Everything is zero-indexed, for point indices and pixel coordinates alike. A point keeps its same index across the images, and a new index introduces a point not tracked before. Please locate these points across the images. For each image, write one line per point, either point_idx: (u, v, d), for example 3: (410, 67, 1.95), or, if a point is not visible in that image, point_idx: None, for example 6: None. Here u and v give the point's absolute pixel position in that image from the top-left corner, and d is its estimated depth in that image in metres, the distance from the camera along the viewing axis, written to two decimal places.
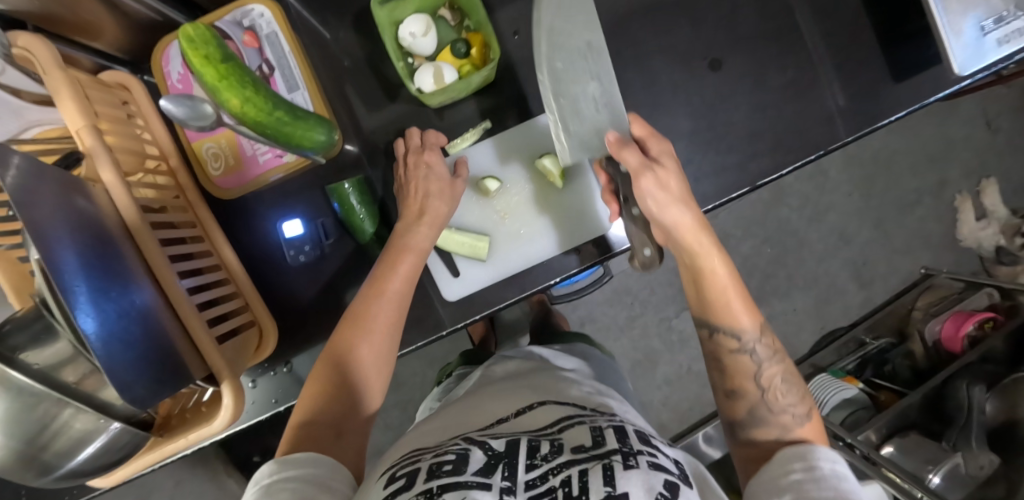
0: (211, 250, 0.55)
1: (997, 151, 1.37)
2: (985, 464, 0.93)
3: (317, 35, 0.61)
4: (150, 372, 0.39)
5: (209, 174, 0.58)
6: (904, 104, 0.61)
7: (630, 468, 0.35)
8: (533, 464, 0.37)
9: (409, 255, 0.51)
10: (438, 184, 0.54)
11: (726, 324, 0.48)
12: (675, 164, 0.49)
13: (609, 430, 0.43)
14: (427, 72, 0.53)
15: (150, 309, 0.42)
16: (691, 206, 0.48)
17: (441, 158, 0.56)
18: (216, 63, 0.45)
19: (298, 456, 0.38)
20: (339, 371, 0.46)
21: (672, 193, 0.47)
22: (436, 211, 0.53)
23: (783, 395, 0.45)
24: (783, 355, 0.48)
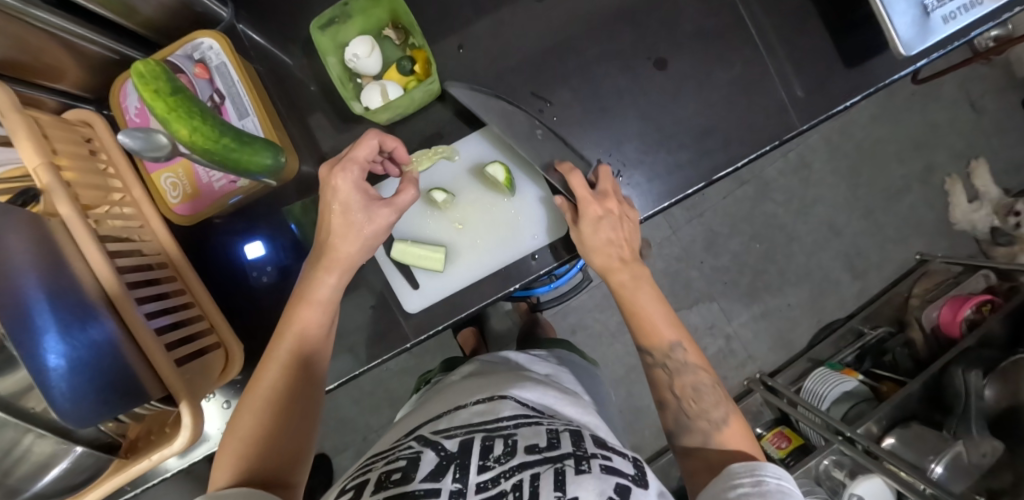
0: (176, 276, 0.57)
1: (985, 131, 1.36)
2: (988, 452, 0.89)
3: (272, 62, 0.63)
4: (102, 391, 0.40)
5: (168, 202, 0.59)
6: (857, 90, 0.61)
7: (582, 473, 0.35)
8: (485, 466, 0.37)
9: (310, 307, 0.50)
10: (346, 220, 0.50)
11: (647, 343, 0.54)
12: (604, 211, 0.54)
13: (566, 433, 0.42)
14: (373, 90, 0.57)
15: (107, 337, 0.43)
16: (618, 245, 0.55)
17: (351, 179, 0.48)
18: (165, 96, 0.46)
19: (230, 492, 0.37)
20: (253, 429, 0.45)
21: (593, 246, 0.55)
22: (344, 256, 0.50)
23: (695, 402, 0.51)
24: (700, 365, 0.52)
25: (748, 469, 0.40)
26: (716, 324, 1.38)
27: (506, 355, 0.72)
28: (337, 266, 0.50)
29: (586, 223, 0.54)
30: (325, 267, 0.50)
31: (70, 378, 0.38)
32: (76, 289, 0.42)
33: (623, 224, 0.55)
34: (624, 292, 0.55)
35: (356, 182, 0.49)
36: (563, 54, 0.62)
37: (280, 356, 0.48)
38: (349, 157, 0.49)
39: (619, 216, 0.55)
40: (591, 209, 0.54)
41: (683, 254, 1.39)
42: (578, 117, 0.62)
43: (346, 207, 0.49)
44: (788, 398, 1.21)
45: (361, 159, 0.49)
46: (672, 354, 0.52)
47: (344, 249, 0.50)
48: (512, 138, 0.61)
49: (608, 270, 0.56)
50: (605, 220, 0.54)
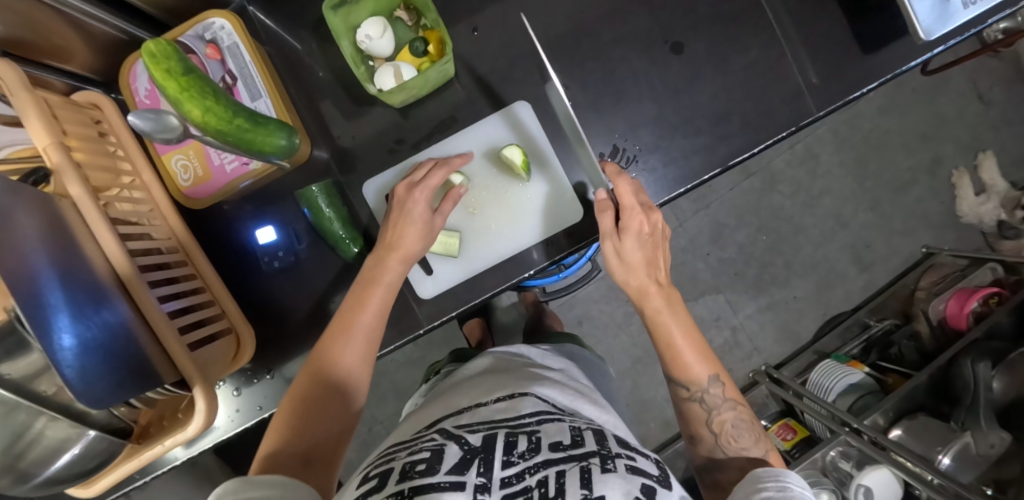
0: (186, 261, 0.56)
1: (992, 124, 1.35)
2: (995, 443, 0.89)
3: (283, 45, 0.62)
4: (112, 374, 0.40)
5: (178, 186, 0.58)
6: (875, 76, 0.60)
7: (608, 472, 0.35)
8: (510, 462, 0.36)
9: (376, 289, 0.52)
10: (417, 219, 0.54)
11: (681, 376, 0.50)
12: (651, 227, 0.52)
13: (589, 433, 0.43)
14: (387, 72, 0.56)
15: (120, 320, 0.42)
16: (655, 267, 0.53)
17: (427, 196, 0.54)
18: (177, 76, 0.46)
19: (263, 480, 0.36)
20: (311, 396, 0.46)
21: (629, 265, 0.52)
22: (408, 250, 0.53)
23: (735, 440, 0.47)
24: (736, 401, 0.48)
25: (773, 477, 0.39)
26: (722, 316, 1.38)
27: (515, 348, 0.73)
28: (401, 257, 0.53)
29: (632, 235, 0.51)
30: (391, 258, 0.52)
31: (80, 358, 0.37)
32: (88, 270, 0.41)
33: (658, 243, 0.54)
34: (660, 319, 0.51)
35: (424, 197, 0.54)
36: (577, 37, 0.62)
37: (341, 334, 0.49)
38: (423, 182, 0.55)
39: (657, 233, 0.53)
40: (637, 222, 0.51)
41: (689, 246, 1.39)
42: (593, 102, 0.61)
43: (412, 216, 0.54)
44: (794, 390, 1.22)
45: (431, 184, 0.55)
46: (709, 389, 0.49)
47: (408, 244, 0.53)
48: (526, 121, 0.60)
49: (642, 293, 0.52)
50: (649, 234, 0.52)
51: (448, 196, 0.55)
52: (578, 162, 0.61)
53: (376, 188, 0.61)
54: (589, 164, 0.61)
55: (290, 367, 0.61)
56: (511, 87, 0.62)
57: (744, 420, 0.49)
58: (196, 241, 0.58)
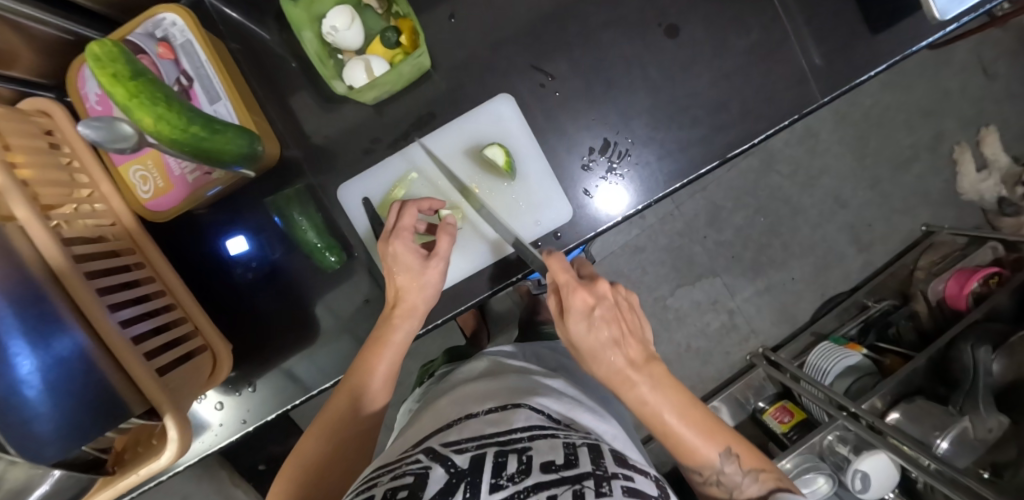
0: (155, 277, 0.53)
1: (996, 97, 1.31)
2: (994, 427, 0.88)
3: (246, 38, 0.58)
4: (62, 411, 0.37)
5: (139, 198, 0.54)
6: (883, 58, 0.56)
7: (602, 496, 0.32)
8: (498, 485, 0.34)
9: (386, 351, 0.48)
10: (411, 266, 0.49)
11: (692, 464, 0.45)
12: (612, 310, 0.43)
13: (584, 448, 0.41)
14: (357, 67, 0.52)
15: (81, 359, 0.40)
16: (626, 346, 0.43)
17: (409, 244, 0.50)
18: (125, 81, 0.41)
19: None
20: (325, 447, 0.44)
21: (590, 351, 0.43)
22: (411, 304, 0.50)
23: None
24: (760, 471, 0.44)
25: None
26: (719, 299, 1.37)
27: (510, 349, 0.71)
28: (405, 313, 0.49)
29: (575, 318, 0.43)
30: (396, 313, 0.50)
31: (51, 398, 0.36)
32: (44, 301, 0.39)
33: (620, 312, 0.45)
34: (651, 413, 0.42)
35: (410, 250, 0.49)
36: (563, 21, 0.57)
37: (345, 391, 0.47)
38: (398, 227, 0.50)
39: (613, 301, 0.44)
40: (579, 301, 0.43)
41: (686, 230, 1.36)
42: (582, 92, 0.57)
43: (402, 268, 0.49)
44: (791, 373, 1.21)
45: (406, 226, 0.50)
46: (724, 471, 0.44)
47: (411, 297, 0.50)
48: (510, 116, 0.56)
49: (620, 384, 0.43)
50: (598, 311, 0.43)
51: (443, 230, 0.50)
52: (566, 156, 0.57)
53: (353, 191, 0.57)
54: (578, 159, 0.57)
55: (271, 380, 0.58)
56: (494, 78, 0.57)
57: (769, 484, 0.45)
58: (163, 254, 0.54)
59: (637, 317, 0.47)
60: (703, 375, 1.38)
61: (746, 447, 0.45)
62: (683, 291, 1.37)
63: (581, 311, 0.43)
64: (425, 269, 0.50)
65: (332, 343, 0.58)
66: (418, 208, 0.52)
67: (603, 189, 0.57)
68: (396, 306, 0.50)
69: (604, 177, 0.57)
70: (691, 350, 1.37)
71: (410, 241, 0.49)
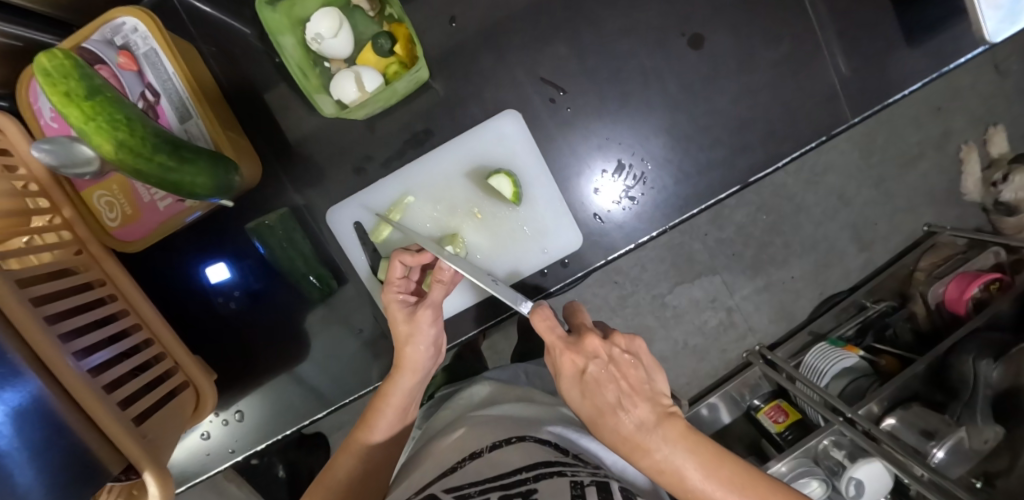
0: (129, 309, 0.49)
1: (1008, 94, 1.27)
2: (988, 439, 0.88)
3: (225, 40, 0.52)
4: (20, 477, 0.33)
5: (105, 226, 0.49)
6: (919, 75, 0.52)
7: None
8: None
9: (389, 409, 0.47)
10: (405, 325, 0.46)
11: None
12: (609, 371, 0.38)
13: (592, 488, 0.39)
14: (345, 78, 0.46)
15: (55, 422, 0.36)
16: (637, 405, 0.37)
17: (399, 296, 0.47)
18: (78, 100, 0.36)
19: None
20: None
21: (590, 414, 0.38)
22: (415, 361, 0.46)
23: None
24: None
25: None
26: (717, 297, 1.35)
27: (511, 372, 0.69)
28: (407, 370, 0.46)
29: (568, 381, 0.39)
30: (397, 369, 0.46)
31: (34, 462, 0.34)
32: (4, 359, 0.34)
33: (623, 369, 0.39)
34: (669, 473, 0.36)
35: (398, 299, 0.47)
36: (576, 27, 0.52)
37: (352, 449, 0.47)
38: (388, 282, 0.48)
39: (608, 358, 0.38)
40: (566, 364, 0.39)
41: (687, 226, 1.33)
42: (594, 107, 0.52)
43: (398, 323, 0.46)
44: (787, 373, 1.21)
45: (394, 281, 0.47)
46: None
47: (412, 352, 0.46)
48: (517, 135, 0.51)
49: (632, 450, 0.37)
50: (590, 372, 0.38)
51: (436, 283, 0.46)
52: (575, 180, 0.53)
53: (345, 215, 0.52)
54: (588, 183, 0.53)
55: (258, 406, 0.55)
56: (499, 89, 0.52)
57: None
58: (137, 283, 0.50)
59: (647, 370, 0.40)
60: (699, 371, 1.38)
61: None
62: (681, 288, 1.35)
63: (575, 374, 0.38)
64: (415, 323, 0.46)
65: (320, 371, 0.54)
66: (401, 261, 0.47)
67: (614, 215, 0.53)
68: (396, 361, 0.46)
69: (617, 202, 0.52)
70: (687, 347, 1.37)
71: (400, 295, 0.47)
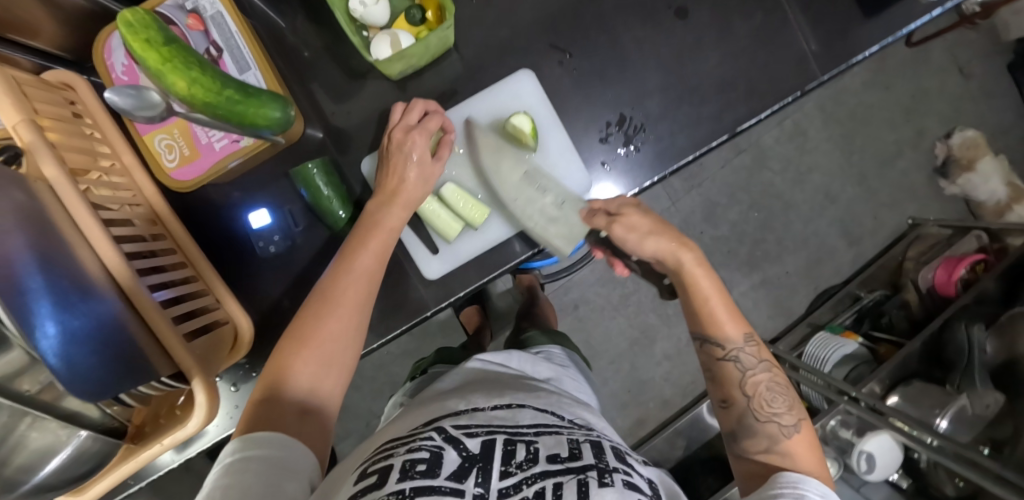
0: (174, 248, 0.53)
1: (972, 95, 1.36)
2: (990, 404, 0.91)
3: (270, 18, 0.59)
4: (97, 351, 0.35)
5: (163, 167, 0.55)
6: (877, 39, 0.59)
7: (605, 486, 0.37)
8: (507, 472, 0.37)
9: (379, 234, 0.50)
10: (418, 166, 0.52)
11: (713, 333, 0.49)
12: (641, 211, 0.52)
13: (587, 444, 0.43)
14: (383, 42, 0.53)
15: (108, 309, 0.38)
16: (669, 232, 0.51)
17: (428, 140, 0.52)
18: (158, 46, 0.43)
19: (261, 434, 0.39)
20: (318, 321, 0.46)
21: (639, 243, 0.50)
22: (410, 194, 0.52)
23: (770, 403, 0.46)
24: (770, 363, 0.48)
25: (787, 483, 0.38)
26: None
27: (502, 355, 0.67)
28: (403, 201, 0.52)
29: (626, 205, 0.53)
30: (393, 201, 0.51)
31: (98, 349, 0.35)
32: (70, 257, 0.37)
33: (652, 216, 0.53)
34: (693, 278, 0.49)
35: (420, 134, 0.52)
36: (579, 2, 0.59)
37: (343, 274, 0.48)
38: (412, 124, 0.53)
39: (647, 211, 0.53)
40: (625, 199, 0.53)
41: (683, 225, 1.38)
42: (597, 70, 0.59)
43: (413, 159, 0.52)
44: (790, 364, 1.23)
45: (426, 126, 0.53)
46: (743, 348, 0.48)
47: (411, 186, 0.52)
48: (532, 91, 0.58)
49: (674, 258, 0.50)
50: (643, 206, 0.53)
51: (443, 143, 0.54)
52: (585, 132, 0.59)
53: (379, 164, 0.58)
54: (596, 134, 0.59)
55: None
56: (514, 56, 0.59)
57: (777, 381, 0.48)
58: (182, 226, 0.55)
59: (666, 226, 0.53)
60: None
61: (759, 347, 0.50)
62: None
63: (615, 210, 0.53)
64: (406, 147, 0.52)
65: None
66: (428, 108, 0.54)
67: (618, 163, 0.59)
68: (392, 194, 0.52)
69: (622, 151, 0.59)
70: None
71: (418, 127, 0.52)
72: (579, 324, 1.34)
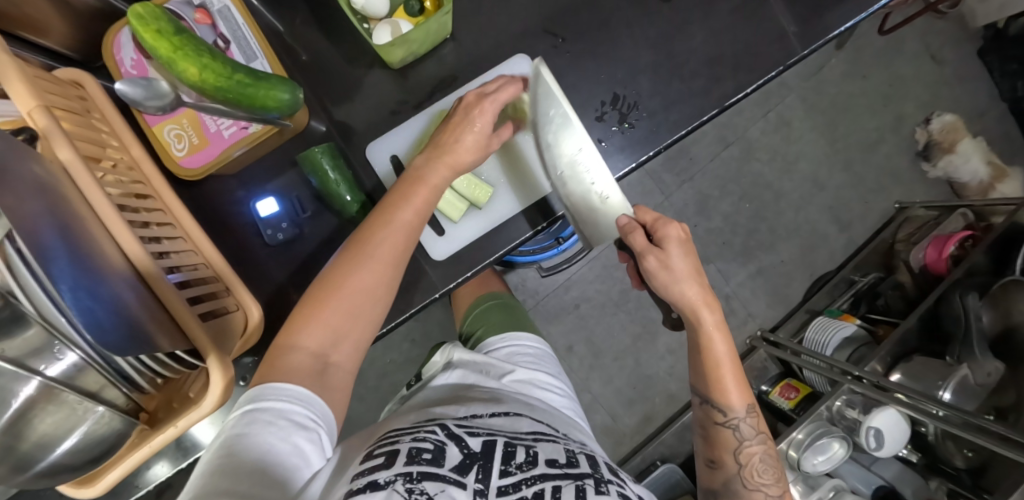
0: (184, 237, 0.53)
1: (947, 81, 1.42)
2: (992, 372, 0.92)
3: (271, 15, 0.61)
4: (117, 315, 0.35)
5: (173, 155, 0.56)
6: (852, 13, 0.62)
7: (601, 494, 0.39)
8: (507, 471, 0.39)
9: (421, 190, 0.50)
10: (473, 133, 0.51)
11: (719, 400, 0.53)
12: (682, 249, 0.50)
13: (582, 454, 0.46)
14: (384, 30, 0.55)
15: (122, 281, 0.39)
16: (700, 280, 0.50)
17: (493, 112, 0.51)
18: (169, 36, 0.44)
19: (283, 385, 0.40)
20: (354, 274, 0.46)
21: (670, 282, 0.49)
22: (459, 158, 0.51)
23: (759, 475, 0.51)
24: (765, 437, 0.52)
25: None
26: (715, 285, 1.40)
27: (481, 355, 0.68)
28: (450, 163, 0.51)
29: (673, 244, 0.50)
30: (442, 162, 0.51)
31: (117, 315, 0.35)
32: (85, 230, 0.38)
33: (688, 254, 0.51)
34: (708, 339, 0.51)
35: (490, 103, 0.51)
36: None
37: (386, 227, 0.48)
38: (490, 94, 0.51)
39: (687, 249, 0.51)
40: (673, 231, 0.50)
41: (677, 219, 1.41)
42: (588, 51, 0.62)
43: (470, 124, 0.51)
44: (792, 350, 1.23)
45: (498, 97, 0.51)
46: (744, 420, 0.52)
47: (460, 153, 0.51)
48: (527, 73, 0.60)
49: (693, 310, 0.50)
50: (683, 241, 0.51)
51: (507, 125, 0.53)
52: (580, 111, 0.61)
53: (383, 149, 0.60)
54: (591, 113, 0.61)
55: None
56: (508, 42, 0.62)
57: (769, 453, 0.53)
58: (190, 216, 0.55)
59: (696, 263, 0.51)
60: None
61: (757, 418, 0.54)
62: None
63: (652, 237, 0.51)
64: (472, 114, 0.51)
65: None
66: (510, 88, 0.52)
67: (614, 139, 0.61)
68: (440, 152, 0.51)
69: (617, 128, 0.61)
70: None
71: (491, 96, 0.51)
72: (581, 322, 1.33)
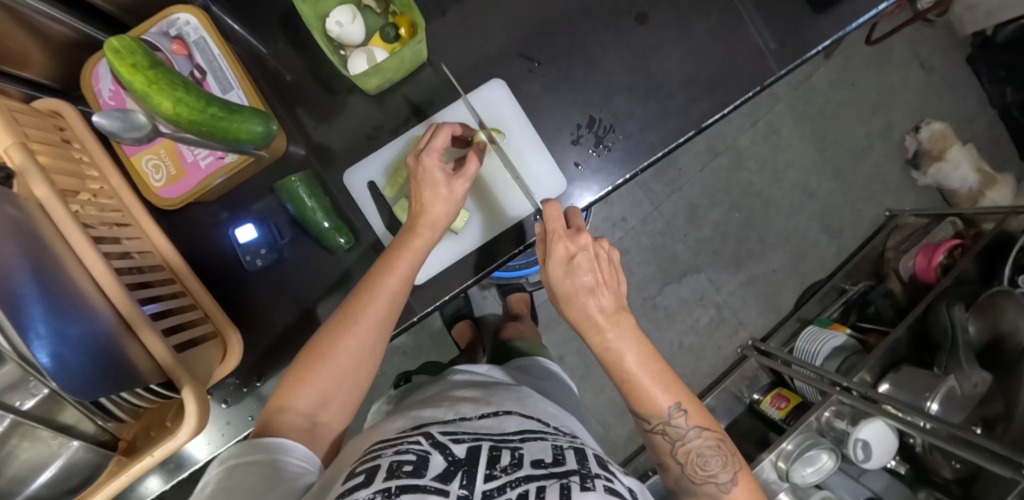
0: (161, 264, 0.54)
1: (935, 88, 1.42)
2: (978, 383, 0.91)
3: (251, 41, 0.62)
4: (93, 357, 0.36)
5: (150, 186, 0.57)
6: (827, 33, 0.63)
7: (588, 491, 0.33)
8: (493, 475, 0.34)
9: (407, 255, 0.49)
10: (433, 186, 0.50)
11: (644, 409, 0.47)
12: (591, 262, 0.46)
13: (570, 450, 0.40)
14: (360, 58, 0.56)
15: (99, 319, 0.39)
16: (607, 293, 0.46)
17: (439, 162, 0.50)
18: (144, 70, 0.45)
19: (263, 442, 0.40)
20: (337, 337, 0.46)
21: (567, 293, 0.46)
22: (434, 216, 0.50)
23: (702, 469, 0.47)
24: (709, 427, 0.48)
25: None
26: (706, 294, 1.41)
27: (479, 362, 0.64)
28: (429, 223, 0.50)
29: (557, 265, 0.46)
30: (420, 224, 0.50)
31: (89, 354, 0.36)
32: (61, 266, 0.39)
33: (601, 267, 0.46)
34: (610, 351, 0.46)
35: (438, 166, 0.50)
36: (544, 11, 0.62)
37: (370, 292, 0.48)
38: (429, 147, 0.51)
39: (593, 254, 0.46)
40: (560, 249, 0.46)
41: (667, 229, 1.41)
42: (565, 74, 0.62)
43: (431, 179, 0.50)
44: (782, 359, 1.24)
45: (437, 146, 0.51)
46: (671, 421, 0.47)
47: (435, 209, 0.50)
48: (502, 99, 0.61)
49: (591, 328, 0.46)
50: (579, 258, 0.46)
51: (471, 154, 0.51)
52: (557, 134, 0.62)
53: (361, 176, 0.61)
54: (567, 136, 0.62)
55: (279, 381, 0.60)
56: (485, 65, 0.62)
57: (717, 443, 0.48)
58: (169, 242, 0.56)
59: (613, 267, 0.47)
60: (697, 371, 1.39)
61: (696, 407, 0.48)
62: (669, 288, 1.40)
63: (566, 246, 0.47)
64: (419, 171, 0.50)
65: None
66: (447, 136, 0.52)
67: (590, 162, 0.61)
68: (419, 217, 0.50)
69: (593, 151, 0.61)
70: (684, 347, 1.39)
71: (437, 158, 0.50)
72: (572, 332, 1.34)
